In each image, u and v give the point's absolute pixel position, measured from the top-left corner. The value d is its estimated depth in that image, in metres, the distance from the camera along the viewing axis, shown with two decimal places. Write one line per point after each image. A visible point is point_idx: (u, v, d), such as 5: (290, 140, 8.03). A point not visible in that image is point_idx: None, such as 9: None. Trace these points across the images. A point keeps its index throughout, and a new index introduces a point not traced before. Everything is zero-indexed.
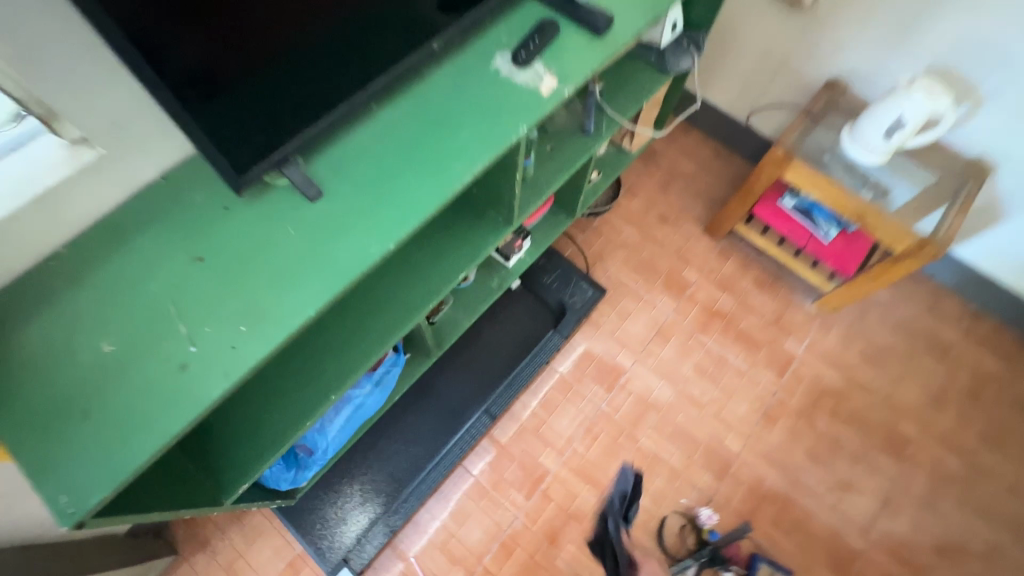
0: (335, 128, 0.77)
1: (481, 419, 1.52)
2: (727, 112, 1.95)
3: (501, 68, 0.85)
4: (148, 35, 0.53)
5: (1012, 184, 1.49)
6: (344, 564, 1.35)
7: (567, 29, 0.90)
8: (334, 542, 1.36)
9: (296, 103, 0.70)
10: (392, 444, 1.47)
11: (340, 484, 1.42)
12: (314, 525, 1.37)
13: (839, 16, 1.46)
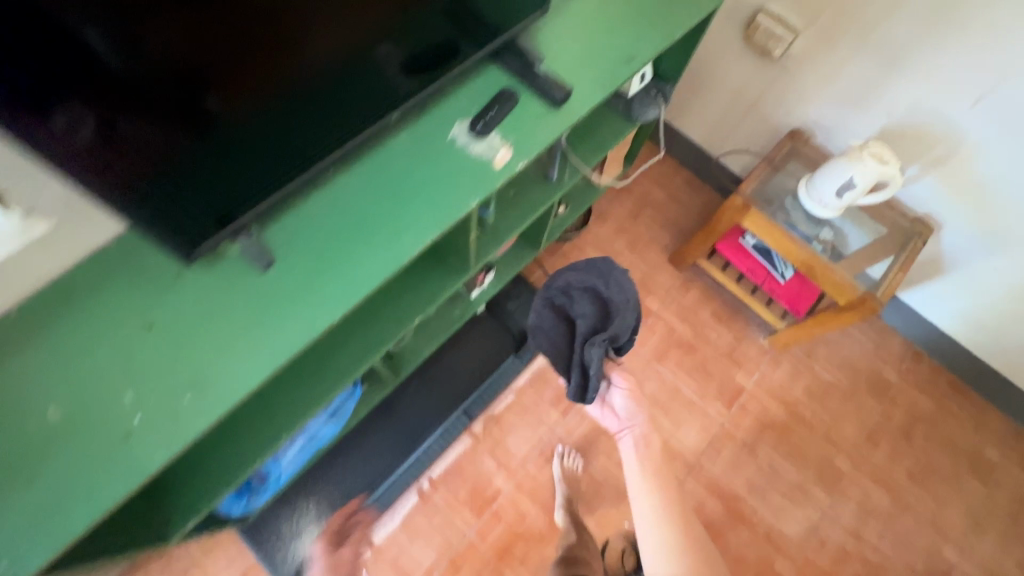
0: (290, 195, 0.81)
1: (439, 439, 1.57)
2: (700, 144, 1.99)
3: (458, 137, 0.88)
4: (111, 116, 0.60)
5: (954, 242, 1.56)
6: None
7: (526, 98, 0.93)
8: (289, 555, 1.41)
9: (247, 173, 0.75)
10: (351, 460, 1.50)
11: (296, 499, 1.45)
12: (269, 538, 1.42)
13: (806, 69, 1.51)
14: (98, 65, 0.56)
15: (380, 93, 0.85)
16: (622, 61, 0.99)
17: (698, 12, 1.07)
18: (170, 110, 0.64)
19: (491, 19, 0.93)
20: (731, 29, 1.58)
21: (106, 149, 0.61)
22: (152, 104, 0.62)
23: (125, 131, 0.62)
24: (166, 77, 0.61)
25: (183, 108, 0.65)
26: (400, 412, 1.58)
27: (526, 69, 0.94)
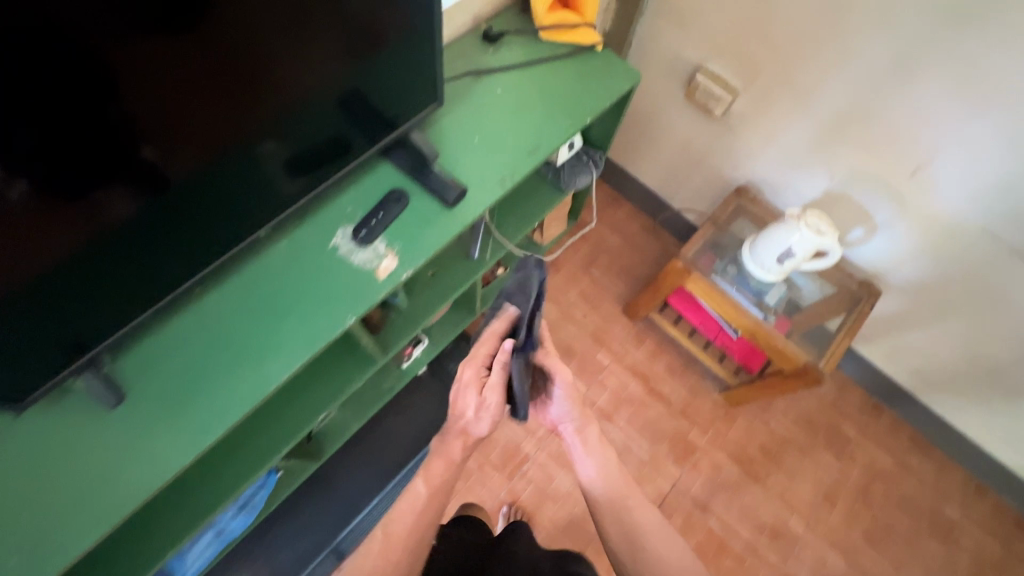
0: (151, 320, 0.78)
1: (374, 510, 1.52)
2: (655, 191, 1.94)
3: (340, 245, 0.84)
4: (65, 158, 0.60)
5: (904, 303, 1.52)
6: None
7: (417, 198, 0.89)
8: None
9: (95, 302, 0.71)
10: (279, 536, 1.44)
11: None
12: None
13: (748, 128, 1.46)
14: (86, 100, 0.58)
15: (255, 200, 0.82)
16: (524, 151, 0.95)
17: (609, 94, 1.03)
18: (118, 156, 0.64)
19: (380, 111, 0.89)
20: (674, 84, 1.53)
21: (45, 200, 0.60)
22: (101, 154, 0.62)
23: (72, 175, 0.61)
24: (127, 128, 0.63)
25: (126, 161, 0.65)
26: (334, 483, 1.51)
27: (419, 164, 0.90)
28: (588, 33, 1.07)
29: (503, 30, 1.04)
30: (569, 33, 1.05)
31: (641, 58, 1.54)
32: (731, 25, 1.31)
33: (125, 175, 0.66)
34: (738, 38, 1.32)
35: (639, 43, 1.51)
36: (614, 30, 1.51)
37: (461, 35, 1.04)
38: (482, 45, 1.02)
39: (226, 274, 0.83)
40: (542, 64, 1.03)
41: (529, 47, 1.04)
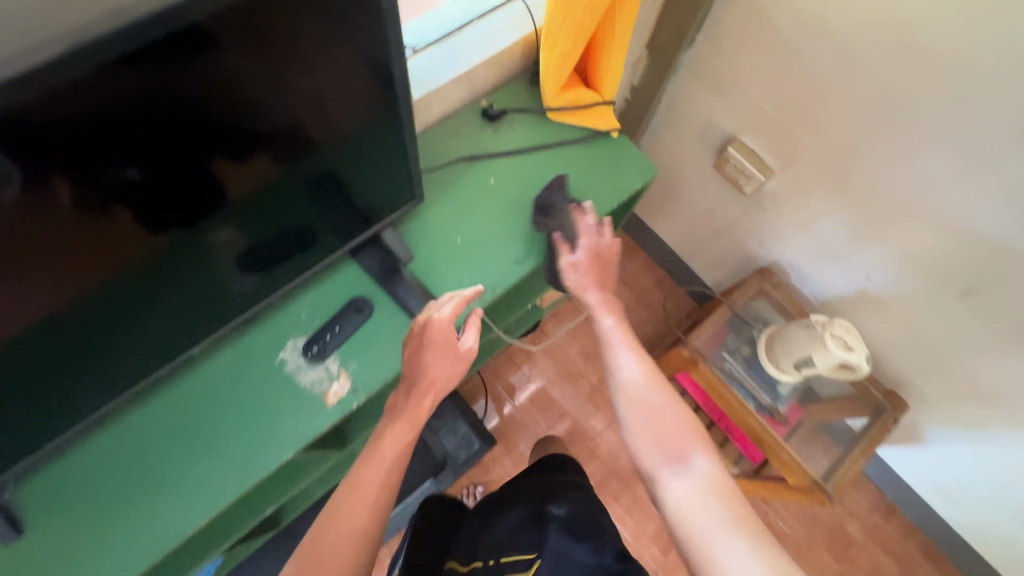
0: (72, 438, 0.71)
1: None
2: (672, 248, 1.79)
3: (287, 361, 0.74)
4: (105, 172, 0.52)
5: (931, 417, 1.37)
6: None
7: (381, 307, 0.79)
8: None
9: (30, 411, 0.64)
10: None
11: None
12: None
13: (782, 209, 1.31)
14: (163, 127, 0.53)
15: (198, 302, 0.73)
16: (511, 261, 0.85)
17: (615, 194, 0.91)
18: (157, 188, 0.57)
19: (352, 205, 0.79)
20: (703, 151, 1.39)
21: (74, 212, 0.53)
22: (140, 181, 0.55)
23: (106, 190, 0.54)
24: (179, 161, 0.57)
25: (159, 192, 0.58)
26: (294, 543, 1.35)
27: (389, 268, 0.81)
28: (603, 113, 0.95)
29: (504, 107, 0.92)
30: (585, 112, 0.93)
31: (670, 116, 1.40)
32: (770, 105, 1.15)
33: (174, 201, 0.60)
34: (778, 119, 1.17)
35: (669, 102, 1.37)
36: (643, 84, 1.36)
37: (456, 109, 0.92)
38: (481, 125, 0.91)
39: (159, 390, 0.75)
40: (542, 151, 0.91)
41: (532, 127, 0.92)
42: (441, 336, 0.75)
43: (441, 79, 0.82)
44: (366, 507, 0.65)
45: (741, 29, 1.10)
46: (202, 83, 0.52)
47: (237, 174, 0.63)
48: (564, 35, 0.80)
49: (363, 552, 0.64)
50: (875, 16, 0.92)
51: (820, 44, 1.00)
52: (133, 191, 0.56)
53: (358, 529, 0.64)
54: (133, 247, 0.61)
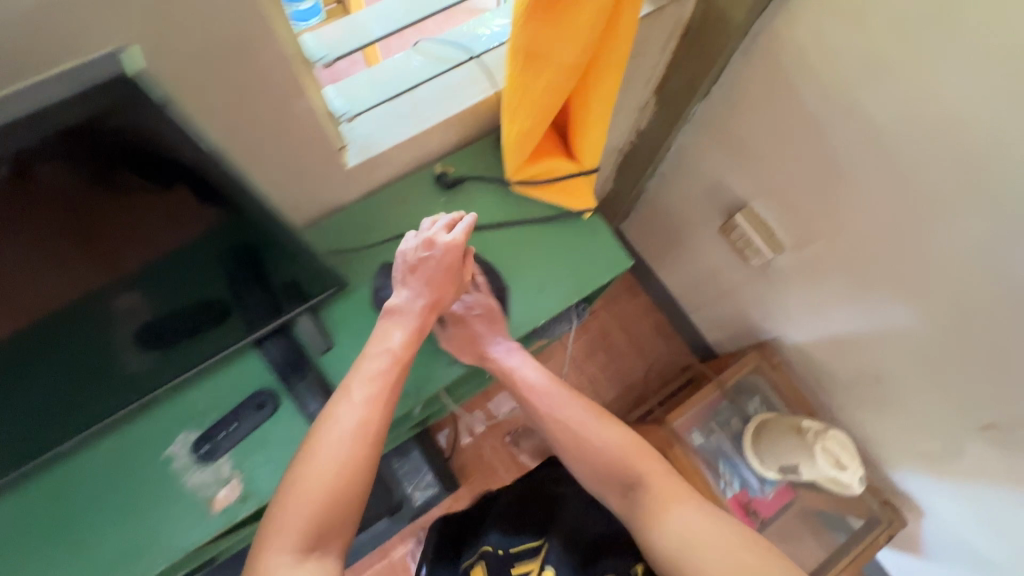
0: None
1: None
2: (675, 296, 1.64)
3: (175, 459, 0.67)
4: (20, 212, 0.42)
5: (934, 537, 1.21)
6: None
7: (285, 410, 0.70)
8: None
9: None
10: None
11: None
12: None
13: (791, 287, 1.16)
14: (112, 185, 0.45)
15: (77, 393, 0.63)
16: (445, 363, 0.80)
17: (584, 283, 0.81)
18: (77, 239, 0.48)
19: (263, 299, 0.69)
20: (710, 209, 1.25)
21: None
22: (59, 231, 0.46)
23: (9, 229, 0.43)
24: (111, 220, 0.48)
25: (77, 244, 0.48)
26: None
27: (296, 362, 0.71)
28: (580, 184, 0.83)
29: (464, 172, 0.81)
30: (554, 185, 0.82)
31: (680, 166, 1.26)
32: (785, 177, 1.00)
33: (95, 259, 0.50)
34: (791, 196, 1.02)
35: (679, 151, 1.23)
36: (650, 132, 1.22)
37: (409, 171, 0.81)
38: (435, 191, 0.80)
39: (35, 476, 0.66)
40: (495, 233, 0.82)
41: (495, 201, 0.82)
42: (450, 264, 0.71)
43: (384, 144, 0.70)
44: (361, 400, 0.65)
45: (759, 89, 0.94)
46: (180, 167, 0.46)
47: (174, 247, 0.54)
48: (526, 114, 0.68)
49: (369, 449, 0.62)
50: (911, 109, 0.75)
51: (845, 122, 0.84)
52: (49, 234, 0.45)
53: (355, 420, 0.63)
54: (43, 296, 0.50)
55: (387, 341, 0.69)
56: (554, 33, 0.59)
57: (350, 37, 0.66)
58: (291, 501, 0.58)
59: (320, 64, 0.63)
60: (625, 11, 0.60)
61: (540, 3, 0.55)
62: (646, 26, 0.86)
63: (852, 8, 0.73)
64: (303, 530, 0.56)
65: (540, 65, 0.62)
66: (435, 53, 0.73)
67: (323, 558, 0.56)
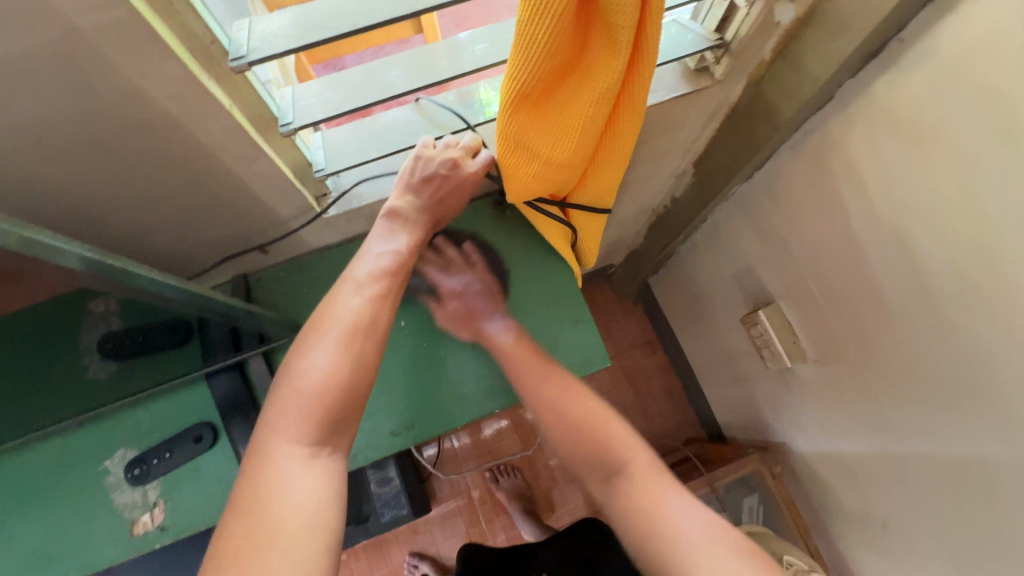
0: None
1: None
2: (692, 364, 1.53)
3: (110, 473, 0.68)
4: None
5: None
6: None
7: (220, 448, 0.70)
8: None
9: None
10: None
11: None
12: None
13: (808, 397, 1.04)
14: None
15: None
16: (385, 431, 0.77)
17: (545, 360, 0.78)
18: None
19: None
20: (736, 292, 1.15)
21: None
22: None
23: None
24: None
25: None
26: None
27: (238, 403, 0.69)
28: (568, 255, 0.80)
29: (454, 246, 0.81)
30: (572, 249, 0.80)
31: (714, 240, 1.16)
32: (815, 284, 0.89)
33: None
34: (820, 306, 0.91)
35: (714, 224, 1.13)
36: (684, 200, 1.13)
37: None
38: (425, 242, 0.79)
39: None
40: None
41: (474, 255, 0.83)
42: (464, 190, 0.66)
43: (367, 198, 0.68)
44: (369, 295, 0.61)
45: (803, 188, 0.84)
46: (23, 263, 0.40)
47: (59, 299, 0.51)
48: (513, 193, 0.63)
49: (369, 345, 0.59)
50: (969, 259, 0.62)
51: (888, 248, 0.72)
52: None
53: (356, 314, 0.59)
54: None
55: (389, 244, 0.64)
56: (543, 131, 0.54)
57: (417, 71, 0.57)
58: (293, 396, 0.55)
59: (293, 128, 0.51)
60: (619, 123, 0.55)
61: (524, 101, 0.50)
62: (684, 104, 0.78)
63: (912, 135, 0.62)
64: (310, 418, 0.55)
65: (527, 155, 0.57)
66: (431, 112, 0.67)
67: (332, 451, 0.55)
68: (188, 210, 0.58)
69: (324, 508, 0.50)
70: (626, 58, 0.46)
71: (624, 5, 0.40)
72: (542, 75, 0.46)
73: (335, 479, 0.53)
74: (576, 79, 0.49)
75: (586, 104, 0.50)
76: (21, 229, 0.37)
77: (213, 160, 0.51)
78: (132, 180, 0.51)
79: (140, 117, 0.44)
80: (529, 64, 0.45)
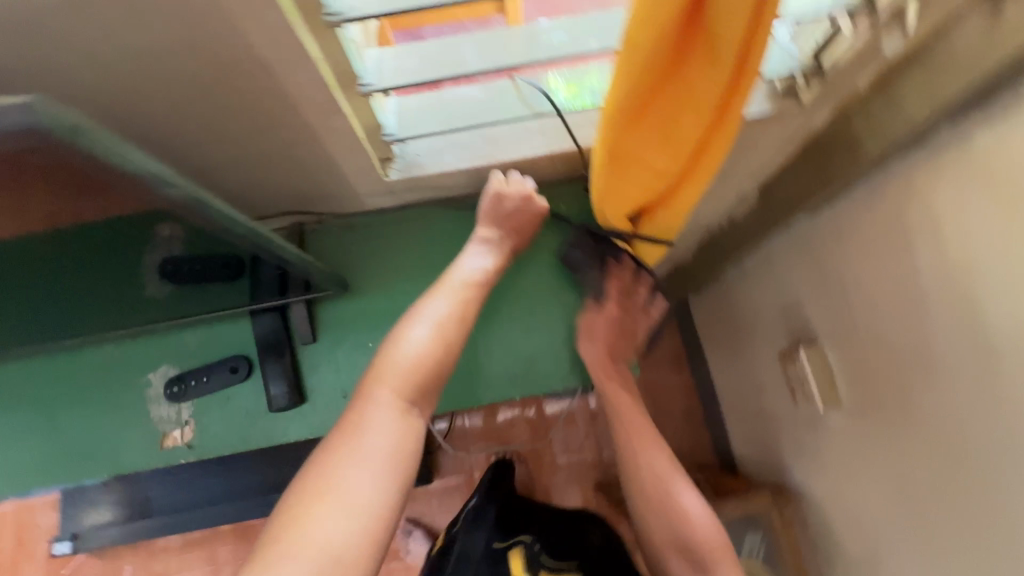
0: None
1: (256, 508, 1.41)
2: (718, 389, 1.51)
3: (153, 386, 0.74)
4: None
5: None
6: (71, 540, 1.41)
7: (250, 382, 0.73)
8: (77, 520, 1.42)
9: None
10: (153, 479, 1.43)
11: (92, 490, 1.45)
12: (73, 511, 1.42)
13: (833, 444, 1.01)
14: (48, 172, 0.42)
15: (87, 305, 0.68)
16: None
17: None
18: (39, 195, 0.46)
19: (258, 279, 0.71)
20: (777, 324, 1.11)
21: None
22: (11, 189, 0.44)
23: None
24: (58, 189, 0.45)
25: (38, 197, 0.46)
26: (190, 479, 1.39)
27: (274, 345, 0.73)
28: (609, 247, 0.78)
29: None
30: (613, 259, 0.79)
31: (764, 268, 1.12)
32: (862, 330, 0.86)
33: (69, 206, 0.50)
34: (863, 355, 0.87)
35: (767, 252, 1.10)
36: (740, 223, 1.10)
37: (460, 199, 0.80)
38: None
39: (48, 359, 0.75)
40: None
41: None
42: (534, 220, 0.74)
43: (429, 169, 0.69)
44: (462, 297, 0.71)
45: (868, 230, 0.80)
46: (109, 174, 0.42)
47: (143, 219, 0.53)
48: (601, 207, 0.62)
49: (457, 335, 0.69)
50: None
51: (952, 308, 0.69)
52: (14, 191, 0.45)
53: (452, 308, 0.69)
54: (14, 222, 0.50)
55: (480, 261, 0.73)
56: (640, 143, 0.52)
57: (493, 53, 0.57)
58: (396, 365, 0.66)
59: (371, 89, 0.53)
60: (717, 138, 0.51)
61: (625, 118, 0.48)
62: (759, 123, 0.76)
63: (1003, 194, 0.58)
64: (403, 388, 0.65)
65: (623, 168, 0.55)
66: (526, 90, 0.68)
67: (419, 414, 0.66)
68: (261, 152, 0.61)
69: (396, 465, 0.61)
70: (729, 71, 0.43)
71: (732, 18, 0.38)
72: (637, 90, 0.44)
73: (411, 445, 0.64)
74: (678, 91, 0.47)
75: (686, 110, 0.48)
76: (97, 135, 0.38)
77: (293, 109, 0.54)
78: (213, 111, 0.54)
79: (229, 49, 0.46)
80: (625, 81, 0.43)
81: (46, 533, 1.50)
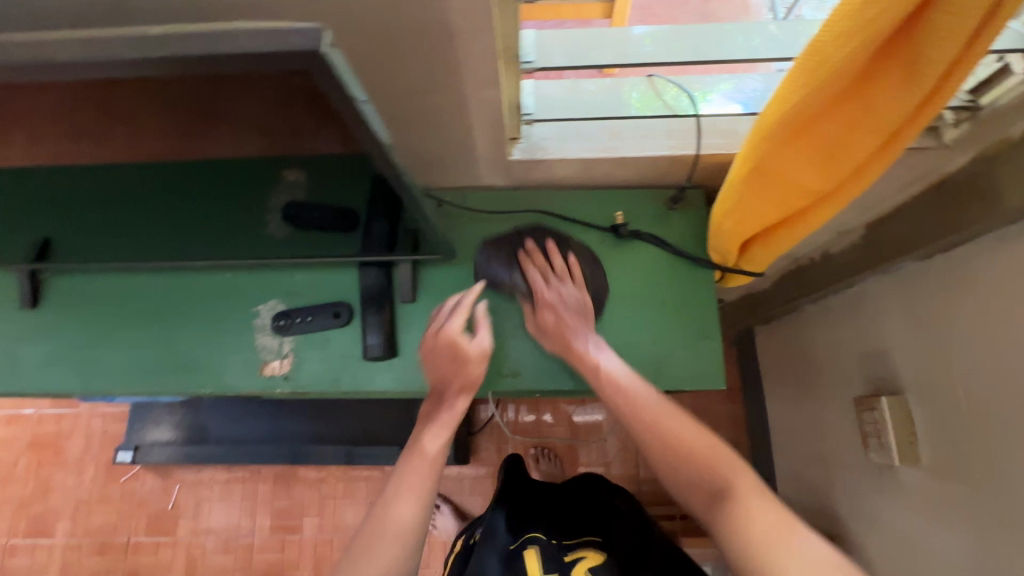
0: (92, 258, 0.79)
1: (305, 453, 1.47)
2: (772, 427, 1.46)
3: (261, 316, 0.79)
4: (212, 94, 0.42)
5: None
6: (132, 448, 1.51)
7: (349, 329, 0.77)
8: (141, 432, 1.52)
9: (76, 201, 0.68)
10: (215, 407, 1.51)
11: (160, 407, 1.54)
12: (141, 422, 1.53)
13: (901, 500, 0.97)
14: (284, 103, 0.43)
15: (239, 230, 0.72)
16: (493, 369, 0.79)
17: (655, 359, 0.78)
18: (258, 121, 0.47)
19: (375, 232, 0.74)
20: (857, 370, 1.07)
21: (179, 99, 0.43)
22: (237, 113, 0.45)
23: (204, 97, 0.43)
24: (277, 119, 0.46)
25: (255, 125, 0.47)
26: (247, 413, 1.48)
27: (378, 297, 0.77)
28: (715, 255, 0.77)
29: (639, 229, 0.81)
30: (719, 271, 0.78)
31: (852, 310, 1.08)
32: (960, 388, 0.82)
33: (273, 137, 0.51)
34: (956, 414, 0.83)
35: (859, 294, 1.06)
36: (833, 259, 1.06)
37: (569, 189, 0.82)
38: (587, 207, 0.83)
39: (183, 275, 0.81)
40: None
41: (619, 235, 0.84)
42: (457, 349, 0.70)
43: (552, 154, 0.71)
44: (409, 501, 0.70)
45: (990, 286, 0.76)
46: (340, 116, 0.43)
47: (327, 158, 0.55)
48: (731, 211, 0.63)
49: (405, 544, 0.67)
50: None
51: None
52: (240, 116, 0.46)
53: (402, 516, 0.69)
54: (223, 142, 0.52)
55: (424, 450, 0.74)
56: (795, 156, 0.52)
57: (595, 46, 0.69)
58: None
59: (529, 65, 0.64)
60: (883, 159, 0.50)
61: (791, 128, 0.48)
62: None
63: None
64: None
65: (768, 178, 0.55)
66: (659, 87, 0.75)
67: None
68: (406, 116, 0.64)
69: None
70: (922, 92, 0.42)
71: (945, 38, 0.37)
72: (816, 100, 0.45)
73: None
74: (852, 110, 0.47)
75: (859, 130, 0.48)
76: (354, 87, 0.40)
77: (455, 78, 0.56)
78: (375, 71, 0.56)
79: (419, 14, 0.48)
80: (806, 90, 0.44)
81: (111, 440, 1.62)
